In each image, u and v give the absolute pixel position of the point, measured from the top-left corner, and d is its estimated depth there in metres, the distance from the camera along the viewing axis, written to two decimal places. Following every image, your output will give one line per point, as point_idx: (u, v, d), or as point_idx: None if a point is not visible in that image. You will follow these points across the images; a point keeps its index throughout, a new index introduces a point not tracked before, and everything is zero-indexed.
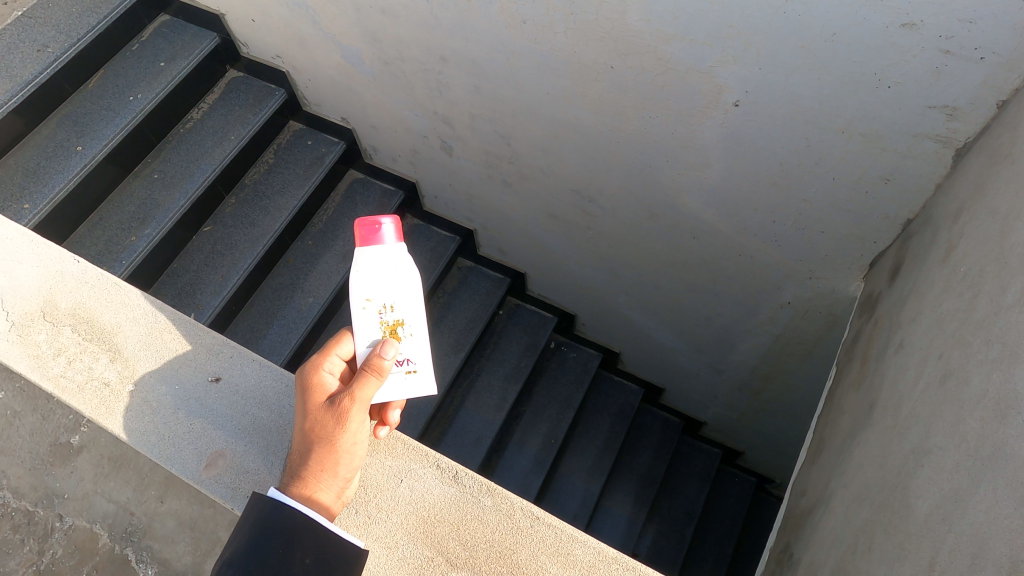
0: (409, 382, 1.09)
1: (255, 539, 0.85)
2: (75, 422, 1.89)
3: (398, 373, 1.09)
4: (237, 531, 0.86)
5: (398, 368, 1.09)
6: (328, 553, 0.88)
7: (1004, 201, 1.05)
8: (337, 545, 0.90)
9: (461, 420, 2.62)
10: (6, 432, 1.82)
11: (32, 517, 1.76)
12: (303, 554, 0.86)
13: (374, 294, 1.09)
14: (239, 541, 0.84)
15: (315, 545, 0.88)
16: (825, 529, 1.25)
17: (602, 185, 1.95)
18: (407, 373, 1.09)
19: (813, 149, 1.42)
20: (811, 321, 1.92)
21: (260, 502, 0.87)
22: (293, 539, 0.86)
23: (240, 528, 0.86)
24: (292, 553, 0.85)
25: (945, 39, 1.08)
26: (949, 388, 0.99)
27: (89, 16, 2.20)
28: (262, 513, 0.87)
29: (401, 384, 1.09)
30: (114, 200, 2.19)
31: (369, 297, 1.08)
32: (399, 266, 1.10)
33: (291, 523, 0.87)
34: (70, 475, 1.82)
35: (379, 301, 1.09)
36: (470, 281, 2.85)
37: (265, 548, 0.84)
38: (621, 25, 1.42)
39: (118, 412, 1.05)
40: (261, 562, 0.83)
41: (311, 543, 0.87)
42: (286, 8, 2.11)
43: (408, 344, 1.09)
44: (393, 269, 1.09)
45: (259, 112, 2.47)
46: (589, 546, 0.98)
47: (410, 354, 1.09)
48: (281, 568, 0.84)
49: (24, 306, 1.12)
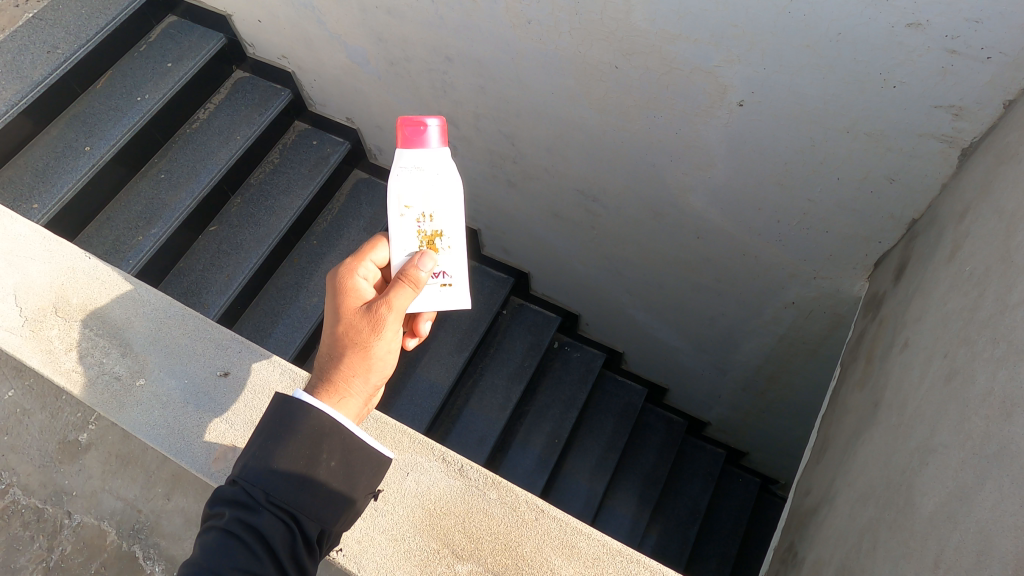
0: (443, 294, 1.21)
1: (280, 442, 0.88)
2: (83, 418, 1.58)
3: (433, 285, 1.20)
4: (262, 435, 0.89)
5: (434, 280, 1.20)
6: (352, 457, 0.92)
7: (1010, 200, 1.05)
8: (361, 449, 0.93)
9: (465, 419, 2.62)
10: (15, 429, 1.60)
11: (43, 514, 1.53)
12: (328, 457, 0.89)
13: (413, 202, 1.16)
14: (264, 444, 0.87)
15: (340, 446, 0.91)
16: (829, 528, 1.25)
17: (606, 184, 1.95)
18: (442, 286, 1.21)
19: (818, 148, 1.42)
20: (815, 321, 1.92)
21: (286, 405, 0.91)
22: (318, 442, 0.89)
23: (264, 431, 0.89)
24: (317, 457, 0.89)
25: (951, 39, 1.09)
26: (954, 387, 0.99)
27: (98, 17, 2.21)
28: (287, 417, 0.90)
29: (434, 296, 1.21)
30: (121, 199, 2.21)
31: (408, 205, 1.16)
32: (439, 178, 1.15)
33: (316, 427, 0.90)
34: (79, 473, 1.53)
35: (418, 210, 1.17)
36: (474, 280, 2.86)
37: (291, 450, 0.88)
38: (627, 25, 1.42)
39: (129, 406, 1.06)
40: (287, 463, 0.86)
41: (335, 446, 0.91)
42: (292, 8, 2.12)
43: (445, 258, 1.19)
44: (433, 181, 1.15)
45: (265, 112, 2.48)
46: (593, 539, 0.99)
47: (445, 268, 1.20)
48: (306, 470, 0.87)
49: (37, 302, 1.13)
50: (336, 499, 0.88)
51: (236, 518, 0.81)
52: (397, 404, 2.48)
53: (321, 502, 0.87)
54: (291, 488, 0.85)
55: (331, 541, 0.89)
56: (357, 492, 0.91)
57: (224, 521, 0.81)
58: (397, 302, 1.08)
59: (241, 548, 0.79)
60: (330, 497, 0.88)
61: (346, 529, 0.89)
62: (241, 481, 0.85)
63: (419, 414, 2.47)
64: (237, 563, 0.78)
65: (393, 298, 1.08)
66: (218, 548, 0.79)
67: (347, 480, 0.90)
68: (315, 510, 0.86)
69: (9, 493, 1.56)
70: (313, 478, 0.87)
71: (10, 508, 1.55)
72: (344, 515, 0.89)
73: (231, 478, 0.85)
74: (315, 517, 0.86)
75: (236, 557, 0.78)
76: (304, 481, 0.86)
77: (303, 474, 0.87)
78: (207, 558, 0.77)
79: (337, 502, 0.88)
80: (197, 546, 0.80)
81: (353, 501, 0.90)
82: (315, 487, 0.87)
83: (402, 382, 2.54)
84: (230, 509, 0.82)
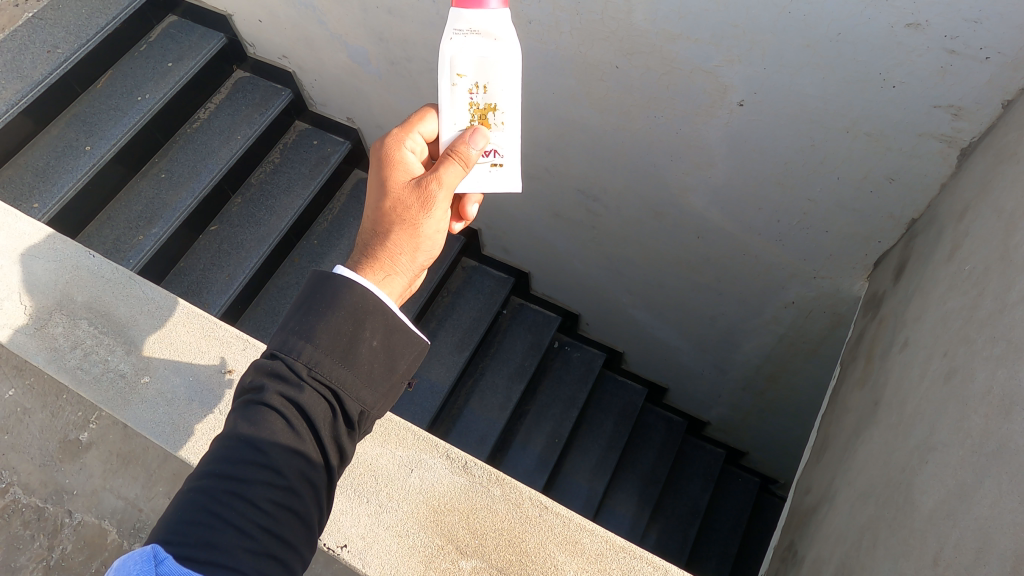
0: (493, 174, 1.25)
1: (321, 317, 0.84)
2: (85, 417, 1.55)
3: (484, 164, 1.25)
4: (301, 309, 0.85)
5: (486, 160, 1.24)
6: (393, 338, 0.88)
7: (1009, 199, 1.06)
8: (402, 331, 0.90)
9: (465, 418, 2.63)
10: (15, 428, 1.58)
11: (43, 513, 1.52)
12: (371, 336, 0.86)
13: (467, 71, 1.18)
14: (304, 318, 0.83)
15: (383, 325, 0.88)
16: (829, 526, 1.26)
17: (606, 184, 1.96)
18: (493, 166, 1.25)
19: (818, 148, 1.42)
20: (814, 321, 1.93)
21: (329, 278, 0.87)
22: (360, 320, 0.86)
23: (303, 304, 0.85)
24: (359, 335, 0.85)
25: (950, 39, 1.09)
26: (954, 385, 0.99)
27: (99, 17, 2.21)
28: (328, 292, 0.86)
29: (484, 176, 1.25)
30: (123, 199, 2.22)
31: (461, 73, 1.17)
32: (498, 45, 1.14)
33: (358, 304, 0.86)
34: (80, 472, 1.51)
35: (471, 80, 1.18)
36: (475, 280, 2.86)
37: (334, 324, 0.84)
38: (627, 24, 1.43)
39: (133, 404, 1.07)
40: (330, 338, 0.82)
41: (378, 324, 0.87)
42: (293, 8, 2.12)
43: (497, 136, 1.22)
44: (489, 50, 1.15)
45: (265, 111, 2.49)
46: (596, 535, 0.99)
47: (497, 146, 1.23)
48: (348, 348, 0.84)
49: (41, 300, 1.14)
50: (377, 379, 0.85)
51: (277, 392, 0.78)
52: (398, 404, 2.48)
53: (361, 381, 0.84)
54: (334, 364, 0.82)
55: (367, 423, 0.86)
56: (397, 373, 0.88)
57: (263, 396, 0.78)
58: (447, 179, 1.10)
59: (281, 423, 0.76)
60: (370, 376, 0.85)
61: (384, 411, 0.87)
62: (280, 353, 0.81)
63: (419, 413, 2.47)
64: (277, 439, 0.75)
65: (443, 174, 1.10)
66: (257, 422, 0.76)
67: (388, 361, 0.87)
68: (355, 389, 0.83)
69: (9, 492, 1.54)
70: (356, 355, 0.84)
71: (11, 507, 1.54)
72: (383, 394, 0.86)
73: (270, 351, 0.81)
74: (355, 396, 0.83)
75: (277, 433, 0.76)
76: (346, 358, 0.83)
77: (345, 351, 0.83)
78: (247, 433, 0.74)
79: (377, 382, 0.86)
80: (234, 421, 0.77)
81: (393, 383, 0.87)
82: (356, 365, 0.83)
83: None
84: (269, 382, 0.79)
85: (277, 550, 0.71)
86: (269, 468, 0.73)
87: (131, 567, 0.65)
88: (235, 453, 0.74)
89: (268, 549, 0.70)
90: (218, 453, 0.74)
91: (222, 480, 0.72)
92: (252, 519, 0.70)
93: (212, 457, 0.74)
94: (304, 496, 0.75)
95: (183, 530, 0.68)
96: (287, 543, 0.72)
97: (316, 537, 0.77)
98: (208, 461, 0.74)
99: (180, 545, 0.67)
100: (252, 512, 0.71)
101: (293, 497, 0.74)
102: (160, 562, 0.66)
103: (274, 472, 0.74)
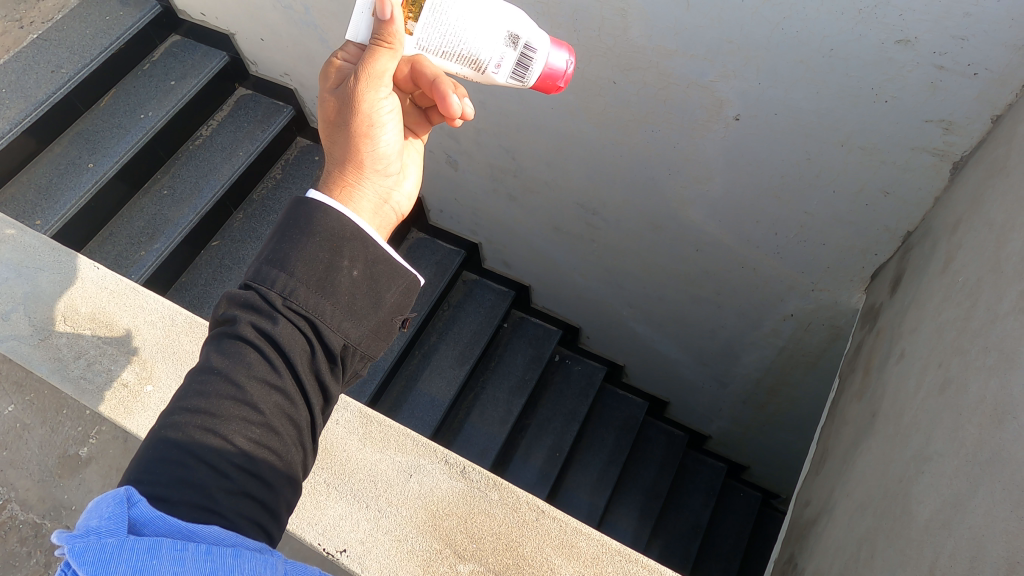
0: (477, 33, 1.00)
1: (296, 245, 0.80)
2: (85, 431, 1.45)
3: (522, 35, 1.00)
4: (275, 236, 0.81)
5: (489, 57, 1.01)
6: (375, 269, 0.86)
7: (999, 211, 1.08)
8: (386, 265, 0.88)
9: (466, 432, 2.63)
10: (13, 444, 1.52)
11: (40, 530, 1.48)
12: (350, 264, 0.83)
13: None
14: (280, 245, 0.80)
15: (362, 253, 0.85)
16: (828, 538, 1.26)
17: (605, 198, 1.97)
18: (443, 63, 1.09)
19: (813, 161, 1.44)
20: (813, 333, 1.94)
21: (312, 210, 0.83)
22: (338, 248, 0.83)
23: (277, 233, 0.82)
24: (338, 264, 0.82)
25: (940, 55, 1.11)
26: (948, 396, 1.00)
27: (102, 37, 2.25)
28: (302, 218, 0.82)
29: (524, 29, 1.00)
30: (124, 215, 2.24)
31: None
32: None
33: (336, 230, 0.83)
34: (79, 487, 1.47)
35: None
36: (476, 293, 2.88)
37: (312, 251, 0.81)
38: (624, 41, 1.45)
39: (137, 412, 1.08)
40: (306, 267, 0.80)
41: (358, 253, 0.84)
42: (294, 26, 2.15)
43: (421, 30, 1.00)
44: None
45: (267, 128, 2.52)
46: (592, 538, 1.00)
47: (444, 42, 1.01)
48: (327, 277, 0.81)
49: (46, 310, 1.16)
50: (359, 312, 0.83)
51: (251, 326, 0.75)
52: (398, 417, 2.49)
53: (342, 313, 0.81)
54: (311, 293, 0.79)
55: (355, 359, 0.84)
56: (383, 304, 0.86)
57: (235, 328, 0.75)
58: (382, 71, 0.95)
59: (255, 355, 0.74)
60: (351, 309, 0.82)
61: (370, 346, 0.84)
62: (254, 283, 0.78)
63: (419, 427, 2.47)
64: (253, 373, 0.73)
65: (374, 65, 0.94)
66: (232, 356, 0.74)
67: (371, 289, 0.85)
68: (336, 322, 0.81)
69: (7, 509, 1.48)
70: (335, 283, 0.81)
71: (7, 523, 1.48)
72: (369, 327, 0.84)
73: (244, 280, 0.79)
74: (336, 330, 0.81)
75: (252, 366, 0.73)
76: (325, 287, 0.80)
77: (323, 280, 0.80)
78: (222, 366, 0.72)
79: (362, 311, 0.83)
80: (208, 354, 0.74)
81: (381, 319, 0.86)
82: (334, 296, 0.81)
83: (403, 395, 2.55)
84: (241, 314, 0.76)
85: (254, 488, 0.69)
86: (245, 402, 0.71)
87: (104, 510, 0.61)
88: (209, 385, 0.72)
89: (244, 488, 0.68)
90: (191, 387, 0.72)
91: (195, 415, 0.69)
92: (226, 456, 0.68)
93: (185, 392, 0.72)
94: (281, 433, 0.73)
95: (154, 469, 0.66)
96: (265, 483, 0.70)
97: (298, 479, 0.75)
98: (182, 396, 0.71)
99: (151, 484, 0.65)
100: (226, 451, 0.68)
101: (270, 434, 0.72)
102: (134, 504, 0.62)
103: (251, 408, 0.72)
